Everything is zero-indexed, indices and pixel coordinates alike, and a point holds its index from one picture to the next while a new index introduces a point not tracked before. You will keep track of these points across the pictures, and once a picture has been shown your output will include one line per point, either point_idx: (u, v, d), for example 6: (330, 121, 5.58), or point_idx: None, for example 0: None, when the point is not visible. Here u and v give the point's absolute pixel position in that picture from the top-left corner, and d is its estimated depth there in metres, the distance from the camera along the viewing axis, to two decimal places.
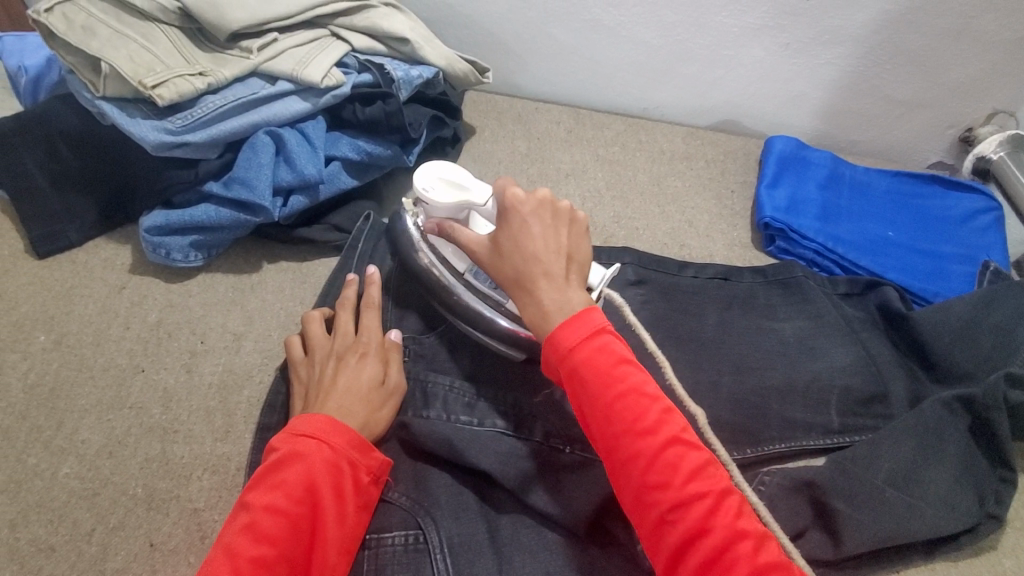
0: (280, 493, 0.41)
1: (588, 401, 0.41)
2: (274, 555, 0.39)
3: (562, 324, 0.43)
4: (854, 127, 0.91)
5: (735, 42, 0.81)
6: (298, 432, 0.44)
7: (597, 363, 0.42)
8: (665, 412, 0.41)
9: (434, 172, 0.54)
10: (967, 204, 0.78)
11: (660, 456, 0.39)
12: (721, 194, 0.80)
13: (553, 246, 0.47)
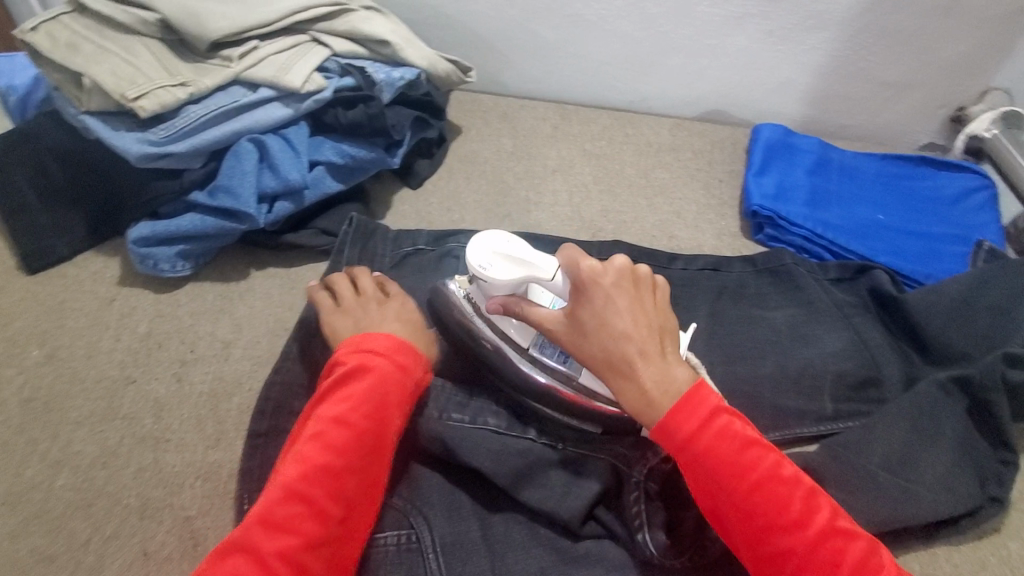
0: (341, 407, 0.44)
1: (722, 493, 0.40)
2: (335, 462, 0.42)
3: (675, 409, 0.41)
4: (843, 112, 0.91)
5: (718, 32, 0.81)
6: (355, 355, 0.48)
7: (722, 452, 0.40)
8: (806, 496, 0.40)
9: (487, 245, 0.48)
10: (959, 184, 0.77)
11: (813, 551, 0.38)
12: (709, 185, 0.80)
13: (643, 325, 0.44)
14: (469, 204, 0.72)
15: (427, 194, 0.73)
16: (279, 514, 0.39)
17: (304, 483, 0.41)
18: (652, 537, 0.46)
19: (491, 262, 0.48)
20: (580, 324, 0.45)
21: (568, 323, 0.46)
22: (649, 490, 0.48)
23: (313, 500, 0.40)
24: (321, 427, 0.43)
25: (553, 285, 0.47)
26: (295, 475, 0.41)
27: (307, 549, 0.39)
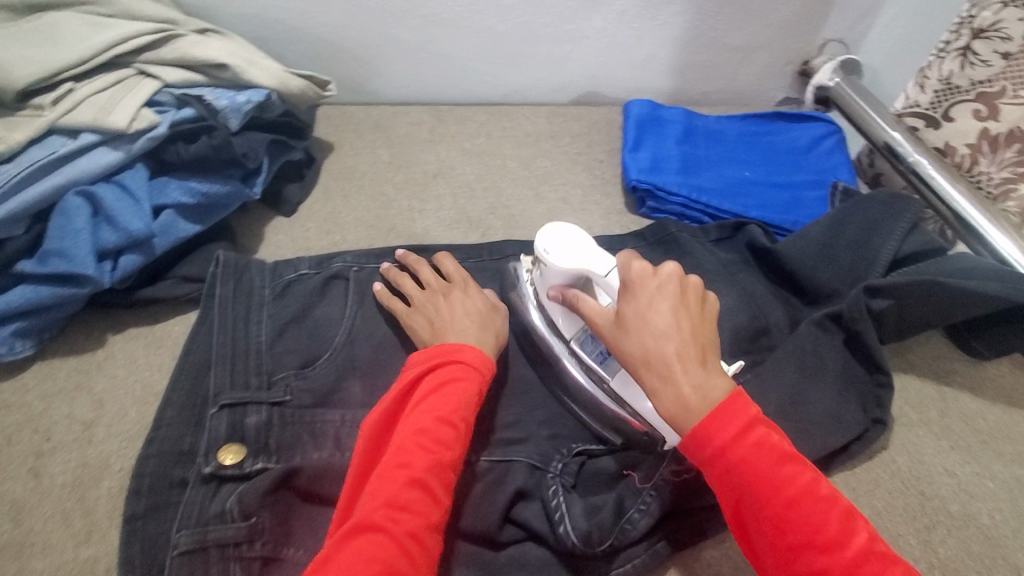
0: (451, 404, 0.46)
1: (756, 507, 0.38)
2: (447, 456, 0.43)
3: (712, 416, 0.39)
4: (703, 80, 0.96)
5: (574, 17, 0.83)
6: (456, 353, 0.49)
7: (758, 465, 0.38)
8: (844, 517, 0.37)
9: (561, 236, 0.51)
10: (811, 132, 0.83)
11: (850, 572, 0.36)
12: (590, 166, 0.81)
13: (689, 331, 0.42)
14: (350, 222, 0.69)
15: (302, 219, 0.68)
16: (407, 499, 0.40)
17: (426, 473, 0.42)
18: (572, 526, 0.45)
19: (557, 248, 0.51)
20: (621, 323, 0.44)
21: (614, 322, 0.45)
22: (566, 483, 0.49)
23: (435, 491, 0.42)
24: (433, 420, 0.44)
25: (607, 282, 0.48)
26: (415, 465, 0.42)
27: (429, 534, 0.40)
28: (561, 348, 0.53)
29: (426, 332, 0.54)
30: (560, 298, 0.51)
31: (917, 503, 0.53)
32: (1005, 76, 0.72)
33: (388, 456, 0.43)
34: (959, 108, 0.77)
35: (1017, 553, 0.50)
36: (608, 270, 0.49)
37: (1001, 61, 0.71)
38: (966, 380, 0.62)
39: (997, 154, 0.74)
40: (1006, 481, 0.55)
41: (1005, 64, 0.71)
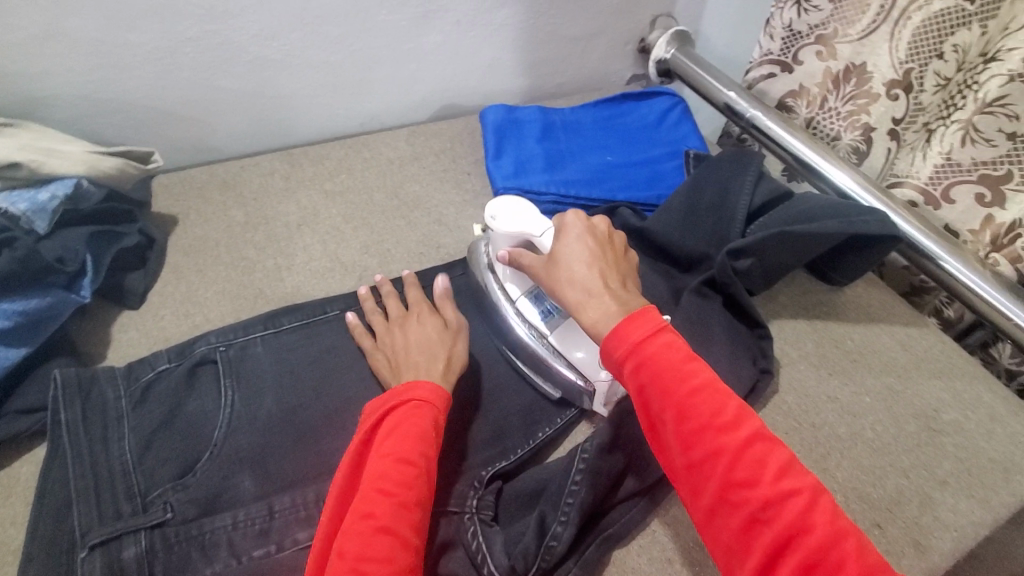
0: (407, 442, 0.46)
1: (660, 395, 0.42)
2: (411, 496, 0.44)
3: (624, 323, 0.45)
4: (551, 73, 0.98)
5: (409, 35, 0.82)
6: (410, 392, 0.49)
7: (665, 358, 0.43)
8: (740, 408, 0.41)
9: (508, 205, 0.59)
10: (657, 106, 0.87)
11: (745, 450, 0.39)
12: (458, 180, 0.80)
13: (609, 261, 0.52)
14: (211, 298, 0.64)
15: (154, 308, 0.63)
16: (374, 544, 0.41)
17: (389, 518, 0.42)
18: (493, 561, 0.46)
19: (506, 215, 0.59)
20: (557, 258, 0.53)
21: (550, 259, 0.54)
22: (485, 518, 0.49)
23: (404, 534, 0.42)
24: (394, 461, 0.44)
25: (540, 242, 0.56)
26: (377, 513, 0.42)
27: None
28: (507, 305, 0.59)
29: (388, 368, 0.54)
30: (506, 261, 0.59)
31: (811, 435, 0.57)
32: (835, 19, 0.79)
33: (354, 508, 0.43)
34: (805, 52, 0.84)
35: (900, 457, 0.56)
36: (545, 231, 0.57)
37: (829, 5, 0.79)
38: (832, 307, 0.68)
39: (841, 90, 0.82)
40: (879, 392, 0.60)
41: (832, 8, 0.79)
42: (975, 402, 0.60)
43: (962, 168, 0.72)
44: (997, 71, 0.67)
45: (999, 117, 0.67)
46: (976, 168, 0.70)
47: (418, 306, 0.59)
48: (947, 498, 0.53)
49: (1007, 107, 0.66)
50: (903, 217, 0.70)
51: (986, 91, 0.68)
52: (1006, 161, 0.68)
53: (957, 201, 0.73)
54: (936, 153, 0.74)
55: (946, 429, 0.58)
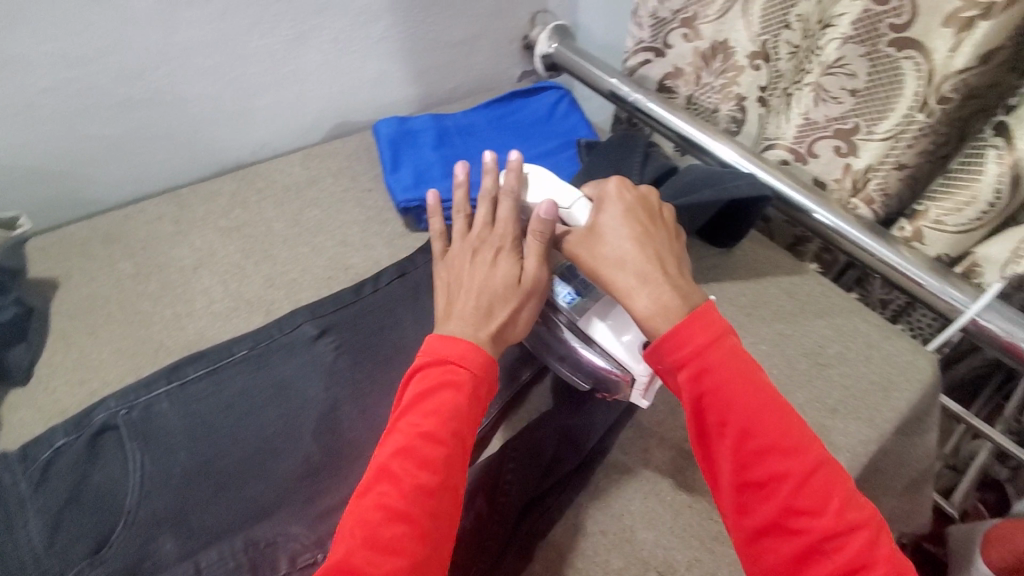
0: (438, 423, 0.47)
1: (723, 410, 0.46)
2: (431, 476, 0.45)
3: (684, 329, 0.48)
4: (441, 78, 1.00)
5: (287, 58, 0.80)
6: (444, 352, 0.50)
7: (731, 373, 0.47)
8: (803, 436, 0.45)
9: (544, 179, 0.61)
10: (545, 101, 0.91)
11: (809, 478, 0.44)
12: (360, 198, 0.79)
13: (662, 248, 0.55)
14: (109, 358, 0.61)
15: (46, 381, 0.59)
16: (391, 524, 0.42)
17: (409, 503, 0.43)
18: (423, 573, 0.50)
19: (530, 189, 0.61)
20: (610, 236, 0.56)
21: (601, 236, 0.56)
22: None
23: (417, 518, 0.43)
24: (415, 436, 0.46)
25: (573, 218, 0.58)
26: (395, 497, 0.44)
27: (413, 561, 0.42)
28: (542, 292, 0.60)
29: (445, 294, 0.57)
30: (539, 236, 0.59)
31: None
32: (693, 2, 0.85)
33: (372, 481, 0.45)
34: (673, 35, 0.90)
35: (795, 394, 0.62)
36: (575, 206, 0.59)
37: None
38: (725, 268, 0.73)
39: (710, 67, 0.89)
40: (772, 338, 0.66)
41: None
42: (854, 332, 0.67)
43: (819, 126, 0.77)
44: (832, 37, 0.72)
45: (840, 76, 0.72)
46: (830, 123, 0.76)
47: (494, 236, 0.59)
48: (837, 423, 0.60)
49: (845, 67, 0.71)
50: (768, 173, 0.77)
51: (826, 55, 0.73)
52: (853, 116, 0.73)
53: (821, 155, 0.79)
54: (796, 115, 0.80)
55: (831, 361, 0.64)
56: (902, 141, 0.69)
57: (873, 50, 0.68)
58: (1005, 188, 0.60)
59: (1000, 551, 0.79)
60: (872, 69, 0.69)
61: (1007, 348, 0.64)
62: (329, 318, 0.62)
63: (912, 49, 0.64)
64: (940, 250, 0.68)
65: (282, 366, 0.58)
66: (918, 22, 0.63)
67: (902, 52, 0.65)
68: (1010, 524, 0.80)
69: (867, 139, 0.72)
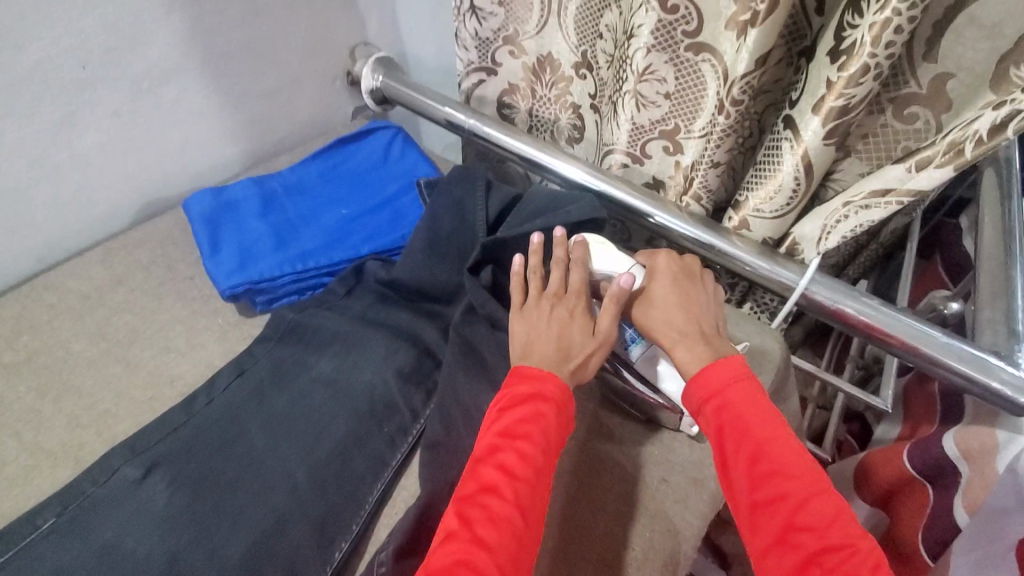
0: (536, 433, 0.49)
1: (738, 437, 0.49)
2: (532, 483, 0.47)
3: (708, 371, 0.52)
4: (264, 131, 0.91)
5: (56, 144, 0.68)
6: (542, 373, 0.52)
7: (741, 405, 0.50)
8: (810, 465, 0.48)
9: (598, 244, 0.62)
10: (378, 142, 0.86)
11: (808, 500, 0.45)
12: (181, 289, 0.70)
13: (710, 317, 0.59)
14: None
15: None
16: (498, 519, 0.45)
17: (515, 504, 0.46)
18: None
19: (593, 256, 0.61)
20: (668, 303, 0.58)
21: (659, 302, 0.58)
22: None
23: (521, 520, 0.45)
24: (516, 449, 0.48)
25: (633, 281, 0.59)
26: (500, 500, 0.46)
27: (518, 559, 0.44)
28: None
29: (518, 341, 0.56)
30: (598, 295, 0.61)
31: (594, 418, 0.62)
32: (512, 20, 0.84)
33: (474, 485, 0.47)
34: (500, 54, 0.88)
35: None
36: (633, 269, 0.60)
37: (501, 9, 0.83)
38: None
39: (543, 79, 0.90)
40: None
41: (505, 11, 0.83)
42: None
43: (646, 129, 0.79)
44: (636, 47, 0.70)
45: (653, 83, 0.73)
46: (655, 126, 0.78)
47: (569, 292, 0.58)
48: None
49: (654, 74, 0.72)
50: (606, 184, 0.79)
51: (635, 64, 0.72)
52: (672, 117, 0.76)
53: (653, 155, 0.82)
54: (624, 121, 0.79)
55: None
56: (713, 141, 0.72)
57: (675, 55, 0.70)
58: (803, 175, 0.65)
59: (871, 488, 0.89)
60: (678, 74, 0.72)
61: (834, 313, 0.70)
62: (155, 451, 0.54)
63: (707, 53, 0.68)
64: (764, 235, 0.73)
65: (104, 525, 0.50)
66: (706, 29, 0.67)
67: (700, 55, 0.69)
68: (869, 455, 0.90)
69: (688, 138, 0.76)
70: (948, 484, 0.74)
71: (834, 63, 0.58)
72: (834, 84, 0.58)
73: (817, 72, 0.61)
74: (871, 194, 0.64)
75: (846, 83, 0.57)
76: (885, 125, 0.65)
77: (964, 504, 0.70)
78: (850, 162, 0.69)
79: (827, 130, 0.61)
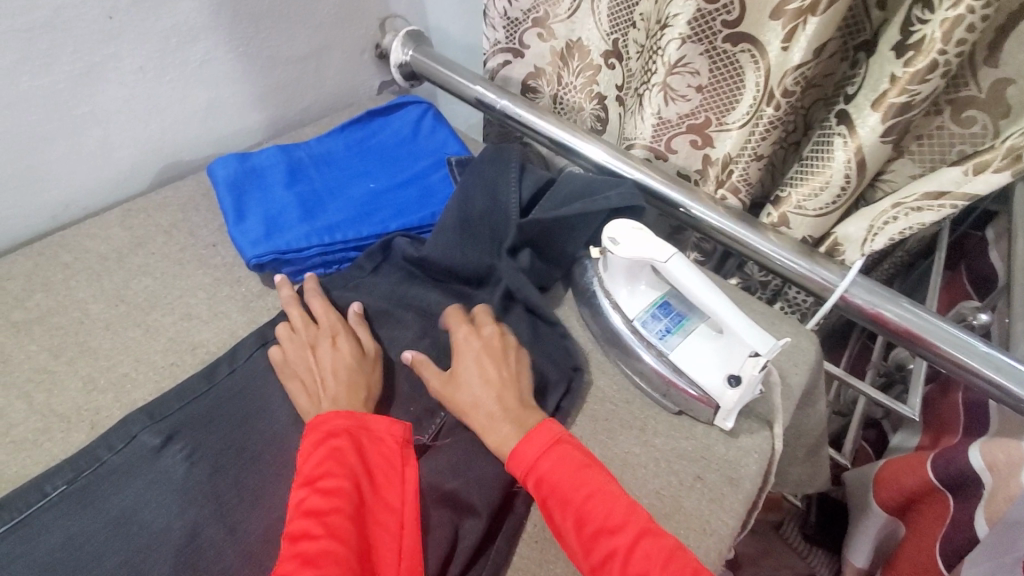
0: (338, 467, 0.46)
1: (558, 507, 0.47)
2: (342, 518, 0.44)
3: (517, 447, 0.49)
4: (290, 100, 0.88)
5: (77, 98, 0.65)
6: (329, 418, 0.50)
7: (555, 471, 0.48)
8: (629, 507, 0.46)
9: (629, 228, 0.58)
10: (408, 118, 0.83)
11: (634, 547, 0.44)
12: (202, 255, 0.68)
13: (504, 390, 0.54)
14: None
15: None
16: (314, 560, 0.41)
17: (326, 544, 0.42)
18: None
19: (623, 240, 0.57)
20: (457, 380, 0.55)
21: (452, 380, 0.55)
22: None
23: (340, 557, 0.42)
24: (320, 491, 0.45)
25: (669, 268, 0.56)
26: (313, 545, 0.42)
27: None
28: (627, 329, 0.60)
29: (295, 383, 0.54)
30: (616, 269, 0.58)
31: (627, 411, 0.60)
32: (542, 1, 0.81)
33: (287, 542, 0.43)
34: (528, 35, 0.86)
35: None
36: (669, 258, 0.56)
37: None
38: None
39: (570, 65, 0.86)
40: None
41: None
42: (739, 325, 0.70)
43: (672, 124, 0.76)
44: (669, 37, 0.68)
45: (685, 75, 0.71)
46: (682, 121, 0.75)
47: (324, 328, 0.58)
48: (743, 421, 0.60)
49: (687, 66, 0.70)
50: (641, 171, 0.76)
51: (668, 55, 0.69)
52: (703, 111, 0.73)
53: (679, 150, 0.79)
54: (649, 115, 0.76)
55: None
56: (758, 133, 0.69)
57: (712, 46, 0.68)
58: (854, 172, 0.63)
59: (889, 492, 0.86)
60: (713, 66, 0.69)
61: (873, 318, 0.68)
62: (173, 420, 0.52)
63: (746, 43, 0.66)
64: (805, 233, 0.72)
65: (119, 493, 0.48)
66: (748, 17, 0.64)
67: (739, 46, 0.66)
68: (892, 463, 0.87)
69: (721, 131, 0.73)
70: (969, 496, 0.72)
71: (900, 58, 0.56)
72: (899, 79, 0.56)
73: (879, 66, 0.59)
74: (925, 196, 0.62)
75: (911, 78, 0.55)
76: (941, 128, 0.63)
77: (985, 515, 0.69)
78: (902, 163, 0.66)
79: (886, 127, 0.59)
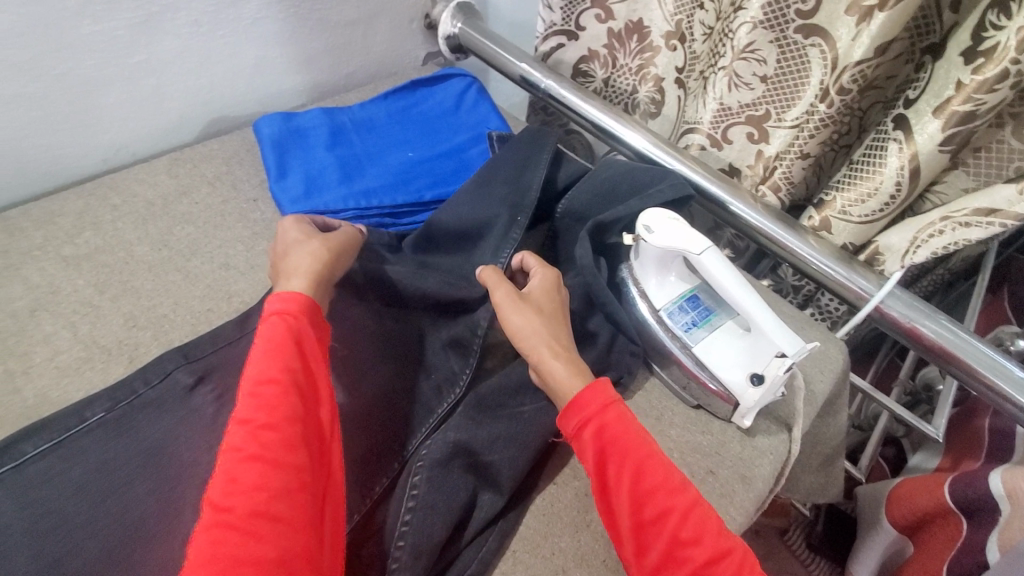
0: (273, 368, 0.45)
1: (617, 460, 0.47)
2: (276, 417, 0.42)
3: (581, 393, 0.50)
4: (336, 64, 0.89)
5: (133, 46, 0.67)
6: (273, 316, 0.50)
7: (619, 426, 0.48)
8: (682, 477, 0.47)
9: (665, 217, 0.57)
10: (450, 91, 0.83)
11: (690, 513, 0.44)
12: (244, 210, 0.70)
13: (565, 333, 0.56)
14: None
15: None
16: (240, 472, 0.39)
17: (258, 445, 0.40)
18: None
19: (658, 228, 0.57)
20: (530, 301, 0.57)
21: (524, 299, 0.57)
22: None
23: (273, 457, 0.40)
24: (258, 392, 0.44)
25: (701, 261, 0.55)
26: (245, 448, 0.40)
27: (281, 496, 0.38)
28: (653, 319, 0.59)
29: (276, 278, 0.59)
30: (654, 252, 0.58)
31: (644, 401, 0.61)
32: None
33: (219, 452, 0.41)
34: (585, 17, 0.83)
35: None
36: (703, 251, 0.55)
37: None
38: None
39: (627, 47, 0.84)
40: None
41: None
42: None
43: (732, 112, 0.74)
44: (742, 20, 0.67)
45: (751, 62, 0.69)
46: (744, 111, 0.73)
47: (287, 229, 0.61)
48: (761, 423, 0.60)
49: (755, 53, 0.69)
50: (682, 162, 0.75)
51: (737, 39, 0.68)
52: (764, 102, 0.71)
53: (735, 140, 0.76)
54: (711, 99, 0.76)
55: None
56: (806, 131, 0.68)
57: (782, 36, 0.66)
58: (905, 180, 0.61)
59: (901, 512, 0.85)
60: (782, 56, 0.67)
61: (907, 333, 0.66)
62: (207, 362, 0.54)
63: (817, 36, 0.63)
64: (845, 239, 0.70)
65: (152, 426, 0.50)
66: (822, 10, 0.62)
67: (809, 39, 0.64)
68: (908, 482, 0.86)
69: (777, 126, 0.71)
70: (984, 521, 0.71)
71: (968, 64, 0.53)
72: (965, 87, 0.53)
73: (945, 72, 0.56)
74: (975, 212, 0.60)
75: (978, 87, 0.53)
76: (1001, 142, 0.60)
77: (998, 542, 0.67)
78: (956, 175, 0.64)
79: (945, 136, 0.57)
